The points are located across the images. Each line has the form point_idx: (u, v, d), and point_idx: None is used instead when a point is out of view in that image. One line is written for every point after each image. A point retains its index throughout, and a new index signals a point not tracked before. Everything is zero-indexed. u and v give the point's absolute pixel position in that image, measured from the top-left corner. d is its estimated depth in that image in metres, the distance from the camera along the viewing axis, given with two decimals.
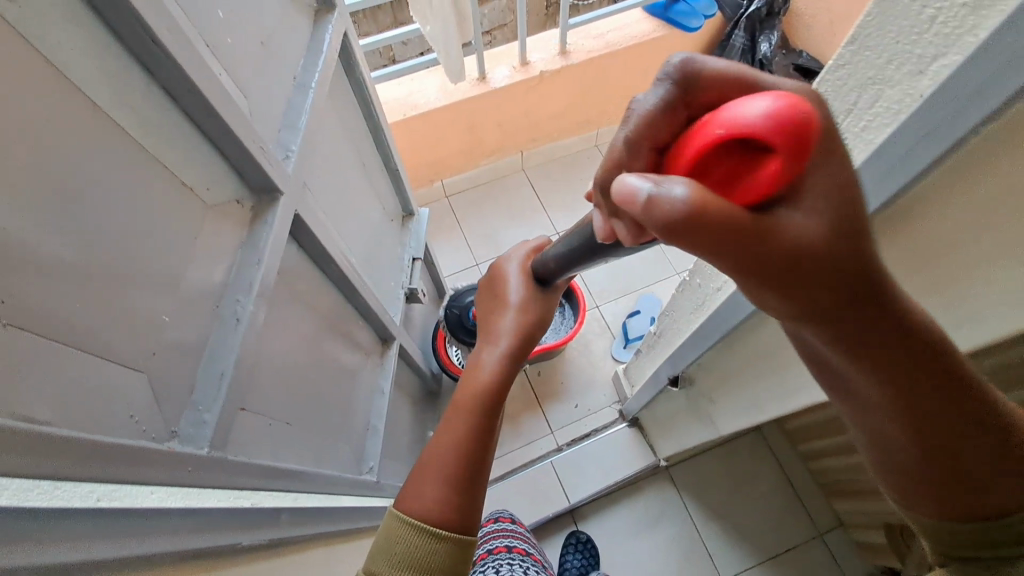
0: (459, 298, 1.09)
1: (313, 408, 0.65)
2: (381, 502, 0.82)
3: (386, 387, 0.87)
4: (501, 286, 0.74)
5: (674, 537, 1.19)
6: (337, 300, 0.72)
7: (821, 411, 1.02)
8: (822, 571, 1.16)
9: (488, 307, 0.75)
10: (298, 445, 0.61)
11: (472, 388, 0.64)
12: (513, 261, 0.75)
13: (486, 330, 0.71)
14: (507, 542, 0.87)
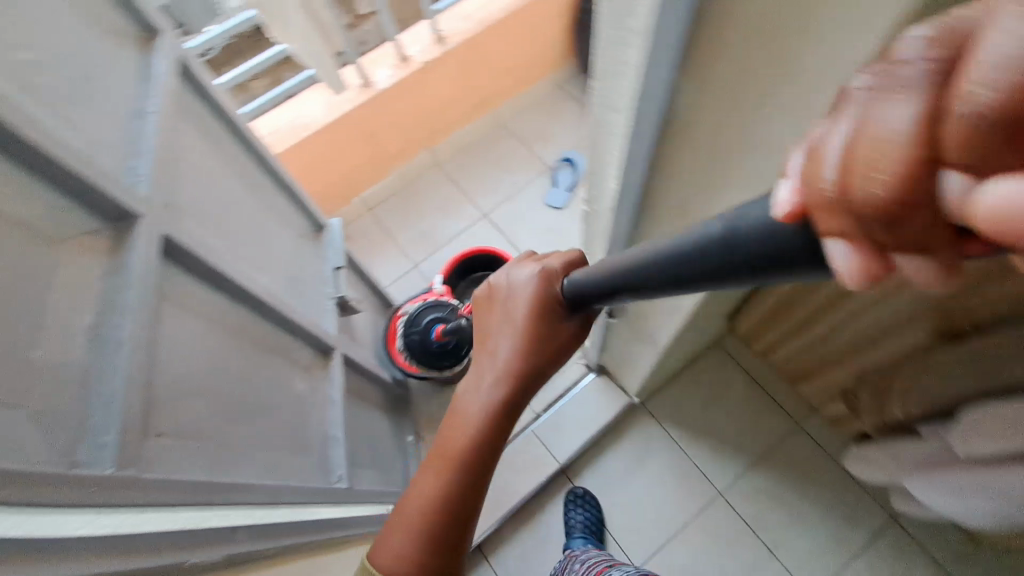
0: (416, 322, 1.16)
1: (252, 425, 0.65)
2: (353, 506, 0.83)
3: (337, 396, 0.87)
4: (506, 310, 0.59)
5: (664, 464, 1.23)
6: (258, 322, 0.73)
7: (760, 304, 1.07)
8: (808, 455, 1.21)
9: (491, 328, 0.62)
10: (245, 464, 0.61)
11: (458, 435, 0.59)
12: (530, 282, 0.58)
13: (480, 355, 0.62)
14: None
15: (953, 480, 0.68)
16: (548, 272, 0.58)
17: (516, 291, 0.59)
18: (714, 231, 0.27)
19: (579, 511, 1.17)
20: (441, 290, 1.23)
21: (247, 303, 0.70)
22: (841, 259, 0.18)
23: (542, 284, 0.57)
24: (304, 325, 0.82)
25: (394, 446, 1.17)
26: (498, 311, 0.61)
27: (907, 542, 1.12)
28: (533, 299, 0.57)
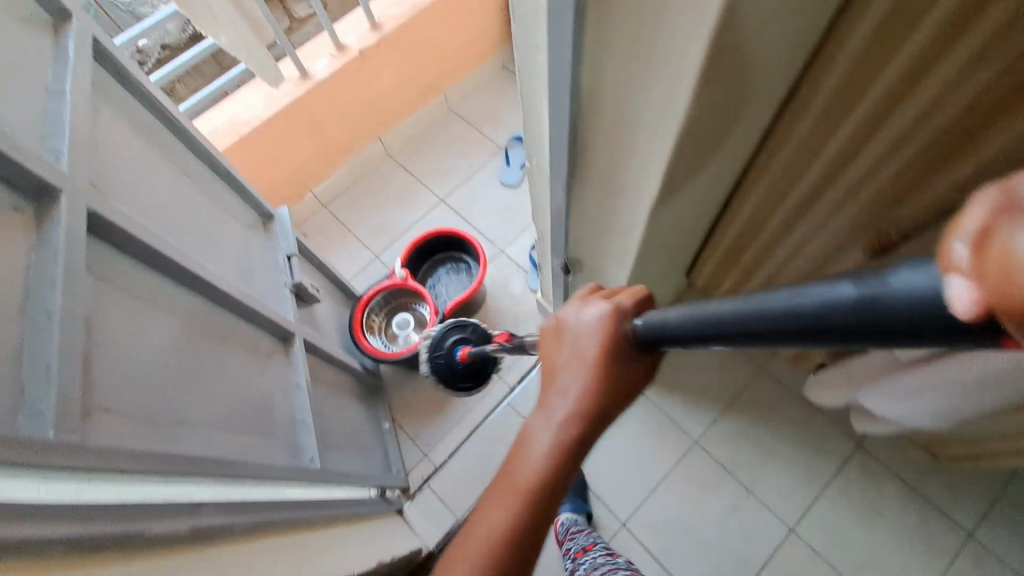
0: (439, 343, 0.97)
1: (205, 405, 0.66)
2: (328, 487, 0.83)
3: (302, 381, 0.87)
4: (574, 342, 0.50)
5: (639, 421, 1.26)
6: (202, 306, 0.72)
7: (712, 252, 1.11)
8: (776, 396, 1.25)
9: (551, 364, 0.51)
10: (194, 445, 0.61)
11: (514, 483, 0.47)
12: (603, 313, 0.49)
13: (541, 391, 0.51)
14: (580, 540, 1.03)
15: (902, 385, 0.71)
16: (621, 306, 0.50)
17: (585, 322, 0.50)
18: (848, 299, 0.22)
19: None
20: (402, 276, 1.24)
21: (186, 284, 0.70)
22: (957, 294, 0.15)
23: (617, 322, 0.49)
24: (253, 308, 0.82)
25: (369, 433, 1.17)
26: (563, 342, 0.51)
27: (875, 465, 1.17)
28: (604, 330, 0.49)
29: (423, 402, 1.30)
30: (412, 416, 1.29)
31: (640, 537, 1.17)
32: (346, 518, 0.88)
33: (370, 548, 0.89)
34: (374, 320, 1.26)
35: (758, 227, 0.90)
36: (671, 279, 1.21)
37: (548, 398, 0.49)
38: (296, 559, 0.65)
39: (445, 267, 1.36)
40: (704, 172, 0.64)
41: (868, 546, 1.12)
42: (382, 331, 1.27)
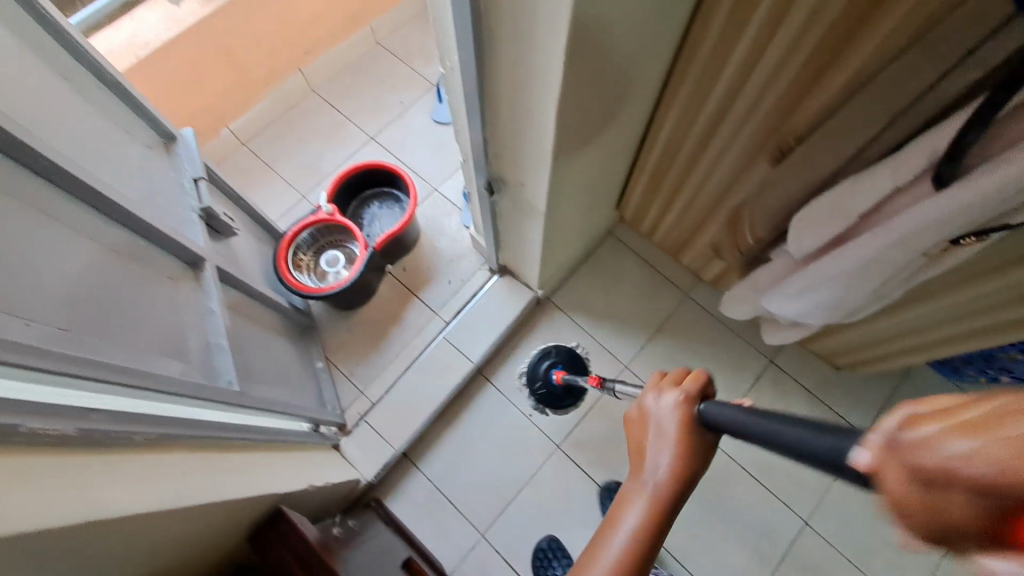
0: (535, 372, 1.24)
1: (98, 317, 0.63)
2: (247, 412, 0.81)
3: (215, 306, 0.84)
4: (655, 421, 0.53)
5: (573, 350, 1.30)
6: (89, 218, 0.67)
7: (637, 180, 1.13)
8: (699, 321, 1.32)
9: (638, 449, 0.54)
10: (87, 355, 0.57)
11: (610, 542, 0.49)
12: (678, 397, 0.53)
13: (629, 476, 0.53)
14: None
15: (796, 282, 0.77)
16: (690, 391, 0.53)
17: (663, 408, 0.53)
18: (796, 438, 0.35)
19: None
20: (329, 211, 1.19)
21: (63, 188, 0.63)
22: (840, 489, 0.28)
23: (685, 401, 0.53)
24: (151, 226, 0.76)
25: (300, 371, 1.14)
26: (648, 424, 0.54)
27: (785, 378, 1.27)
28: (683, 410, 0.52)
29: (358, 340, 1.28)
30: (347, 355, 1.27)
31: (572, 457, 1.21)
32: (271, 444, 0.87)
33: (299, 473, 0.88)
34: (302, 258, 1.22)
35: (677, 149, 0.92)
36: (603, 210, 1.23)
37: (637, 472, 0.52)
38: (205, 472, 0.65)
39: (377, 203, 1.32)
40: (615, 87, 0.67)
41: (776, 450, 1.23)
42: (311, 269, 1.23)
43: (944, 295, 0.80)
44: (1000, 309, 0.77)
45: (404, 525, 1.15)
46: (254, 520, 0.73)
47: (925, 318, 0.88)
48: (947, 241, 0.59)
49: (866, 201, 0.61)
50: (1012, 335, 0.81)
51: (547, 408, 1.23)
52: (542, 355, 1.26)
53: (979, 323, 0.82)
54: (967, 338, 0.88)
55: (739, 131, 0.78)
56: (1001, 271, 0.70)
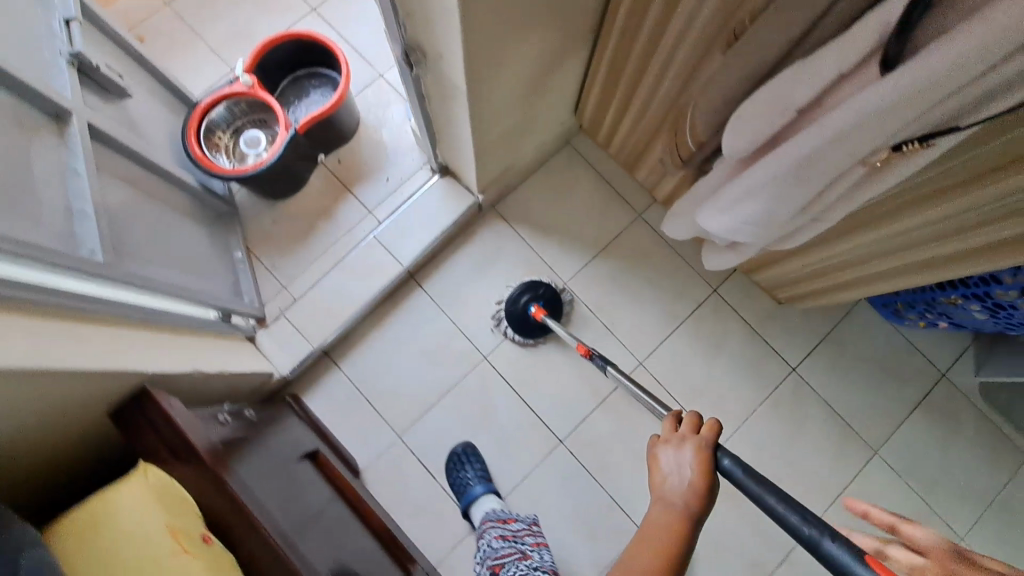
0: (516, 302, 1.18)
1: None
2: (118, 288, 0.75)
3: (82, 168, 0.75)
4: (675, 461, 0.67)
5: (514, 263, 1.23)
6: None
7: (593, 77, 1.01)
8: (648, 243, 1.25)
9: (659, 484, 0.67)
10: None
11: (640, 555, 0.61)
12: (693, 444, 0.67)
13: (658, 506, 0.65)
14: (498, 526, 1.02)
15: (729, 193, 0.70)
16: (705, 440, 0.67)
17: (683, 455, 0.67)
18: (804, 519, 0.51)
19: None
20: (248, 84, 1.05)
21: None
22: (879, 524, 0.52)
23: (701, 448, 0.67)
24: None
25: (213, 258, 1.06)
26: (669, 463, 0.68)
27: (725, 308, 1.24)
28: (698, 456, 0.66)
29: (283, 232, 1.19)
30: (270, 247, 1.18)
31: (501, 370, 1.19)
32: (154, 326, 0.81)
33: (192, 358, 0.83)
34: (220, 138, 1.10)
35: (634, 34, 0.80)
36: (556, 111, 1.11)
37: (663, 502, 0.65)
38: (51, 340, 0.58)
39: (314, 86, 1.17)
40: None
41: (703, 377, 1.22)
42: (229, 152, 1.11)
43: (897, 220, 0.73)
44: (951, 238, 0.71)
45: (321, 422, 1.14)
46: (118, 396, 0.68)
47: (876, 248, 0.82)
48: (887, 145, 0.52)
49: (808, 91, 0.52)
50: (962, 268, 0.75)
51: (512, 330, 1.18)
52: (535, 285, 1.19)
53: (930, 254, 0.76)
54: (914, 271, 0.82)
55: (694, 10, 0.66)
56: (956, 191, 0.63)
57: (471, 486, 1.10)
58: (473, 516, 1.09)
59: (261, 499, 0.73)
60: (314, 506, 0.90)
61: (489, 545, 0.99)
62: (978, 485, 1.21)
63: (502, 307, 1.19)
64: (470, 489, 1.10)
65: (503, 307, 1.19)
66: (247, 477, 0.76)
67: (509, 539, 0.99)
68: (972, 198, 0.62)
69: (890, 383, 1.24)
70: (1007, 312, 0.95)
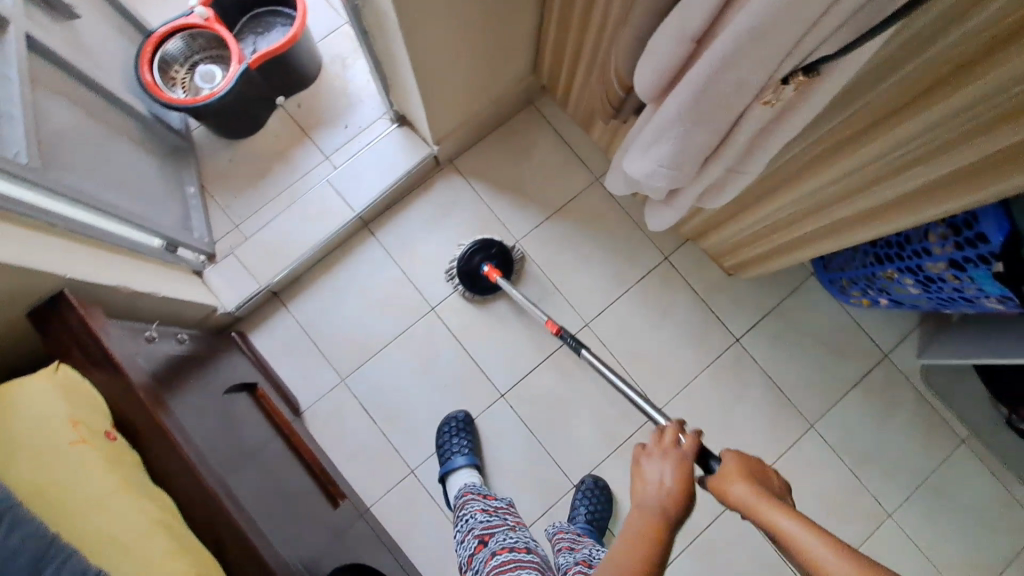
0: (467, 261, 1.17)
1: None
2: (45, 194, 0.77)
3: (14, 75, 0.75)
4: (661, 470, 0.67)
5: (468, 217, 1.24)
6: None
7: (546, 30, 1.02)
8: (603, 207, 1.26)
9: (639, 489, 0.66)
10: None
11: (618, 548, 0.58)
12: (674, 457, 0.68)
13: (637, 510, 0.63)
14: (481, 503, 0.99)
15: (645, 135, 0.71)
16: (684, 453, 0.69)
17: (660, 465, 0.68)
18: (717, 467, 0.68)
19: (586, 502, 1.12)
20: (203, 16, 1.07)
21: None
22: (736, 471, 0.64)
23: (678, 461, 0.68)
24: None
25: (162, 189, 1.07)
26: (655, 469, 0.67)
27: (674, 276, 1.26)
28: (677, 468, 0.67)
29: (239, 172, 1.20)
30: (224, 185, 1.20)
31: (447, 321, 1.20)
32: (84, 238, 0.82)
33: (123, 274, 0.85)
34: (176, 73, 1.11)
35: None
36: (514, 65, 1.11)
37: (642, 505, 0.63)
38: None
39: (279, 24, 1.17)
40: None
41: (647, 342, 1.24)
42: (186, 87, 1.12)
43: (820, 171, 0.73)
44: (874, 188, 0.71)
45: (266, 362, 1.16)
46: (37, 299, 0.69)
47: (807, 203, 0.81)
48: (777, 74, 0.53)
49: (702, 14, 0.52)
50: (887, 222, 0.75)
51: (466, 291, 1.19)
52: (483, 246, 1.18)
53: (858, 208, 0.75)
54: (845, 228, 0.82)
55: None
56: (871, 132, 0.63)
57: (454, 455, 1.11)
58: (451, 484, 1.10)
59: (179, 416, 0.74)
60: (243, 431, 0.92)
61: (473, 519, 0.94)
62: (911, 463, 1.23)
63: (452, 265, 1.18)
64: (451, 459, 1.11)
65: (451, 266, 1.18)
66: (170, 393, 0.78)
67: (491, 513, 0.95)
68: (885, 140, 0.62)
69: (832, 359, 1.26)
70: (938, 286, 0.95)
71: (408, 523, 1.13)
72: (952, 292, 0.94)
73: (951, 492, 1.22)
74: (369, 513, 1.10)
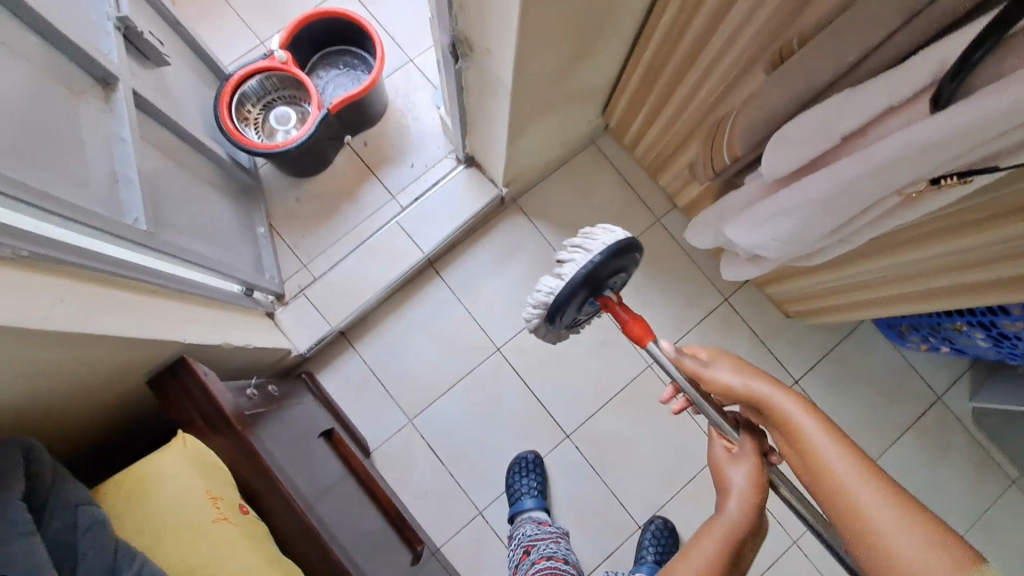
0: (592, 280, 0.72)
1: None
2: (160, 257, 0.78)
3: (128, 135, 0.77)
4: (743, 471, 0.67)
5: (533, 258, 1.24)
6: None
7: (626, 82, 1.03)
8: (664, 249, 1.27)
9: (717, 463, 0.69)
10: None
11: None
12: (754, 456, 0.67)
13: (718, 481, 0.68)
14: (532, 521, 1.08)
15: (757, 212, 0.72)
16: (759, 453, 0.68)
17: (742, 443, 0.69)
18: None
19: (654, 542, 1.13)
20: (283, 59, 1.05)
21: None
22: None
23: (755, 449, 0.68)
24: (26, 5, 0.64)
25: (239, 233, 1.08)
26: (740, 467, 0.67)
27: (734, 317, 1.27)
28: (754, 468, 0.66)
29: (307, 212, 1.21)
30: (293, 225, 1.20)
31: (513, 361, 1.21)
32: (187, 296, 0.82)
33: (219, 329, 0.85)
34: (249, 111, 1.10)
35: (679, 38, 0.82)
36: (585, 113, 1.13)
37: (738, 508, 0.63)
38: (91, 304, 0.60)
39: (352, 66, 1.18)
40: None
41: None
42: (258, 126, 1.12)
43: (932, 246, 0.74)
44: (980, 267, 0.72)
45: (333, 400, 1.16)
46: (155, 365, 0.70)
47: (904, 270, 0.83)
48: (926, 178, 0.54)
49: (849, 122, 0.55)
50: (979, 298, 0.78)
51: (558, 300, 0.72)
52: (637, 261, 0.76)
53: (962, 280, 0.77)
54: (933, 296, 0.85)
55: (756, 11, 0.66)
56: (988, 224, 0.65)
57: (523, 498, 1.11)
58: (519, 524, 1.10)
59: (296, 483, 0.75)
60: (329, 482, 0.92)
61: (523, 532, 1.05)
62: (965, 504, 1.25)
63: (570, 274, 0.71)
64: (521, 500, 1.11)
65: (571, 274, 0.70)
66: (278, 455, 0.78)
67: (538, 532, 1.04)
68: (1001, 231, 0.64)
69: (886, 402, 1.28)
70: (1011, 342, 0.97)
71: (474, 562, 1.14)
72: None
73: (1005, 534, 1.24)
74: (440, 552, 1.11)
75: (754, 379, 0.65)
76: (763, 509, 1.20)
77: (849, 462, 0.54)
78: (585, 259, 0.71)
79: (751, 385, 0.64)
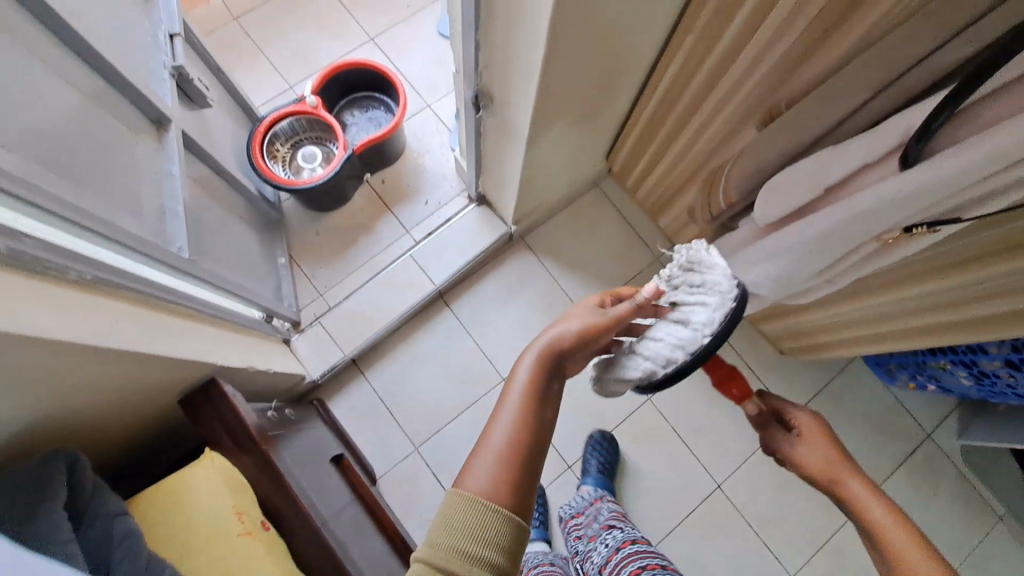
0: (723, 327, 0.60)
1: (58, 150, 0.63)
2: (197, 283, 0.83)
3: (176, 170, 0.84)
4: (583, 320, 0.62)
5: (537, 292, 1.30)
6: (29, 29, 0.62)
7: (630, 131, 1.12)
8: None
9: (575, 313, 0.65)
10: (21, 168, 0.55)
11: (505, 422, 0.54)
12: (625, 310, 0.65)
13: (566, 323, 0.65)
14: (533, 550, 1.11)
15: (752, 253, 0.79)
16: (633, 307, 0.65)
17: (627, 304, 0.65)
18: None
19: (596, 455, 1.19)
20: (313, 103, 1.14)
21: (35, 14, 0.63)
22: None
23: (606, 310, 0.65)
24: (101, 56, 0.72)
25: (262, 262, 1.14)
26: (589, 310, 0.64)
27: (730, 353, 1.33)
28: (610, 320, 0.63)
29: (324, 244, 1.27)
30: (311, 256, 1.26)
31: None
32: (218, 321, 0.87)
33: (245, 354, 0.90)
34: (278, 149, 1.18)
35: (679, 96, 0.91)
36: (590, 158, 1.21)
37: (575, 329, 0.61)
38: (143, 326, 0.65)
39: (375, 111, 1.27)
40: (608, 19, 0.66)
41: (710, 419, 1.27)
42: (286, 163, 1.20)
43: (914, 287, 0.80)
44: (960, 307, 0.78)
45: (343, 427, 1.20)
46: (190, 384, 0.74)
47: (891, 308, 0.89)
48: (900, 226, 0.61)
49: (832, 176, 0.62)
50: (962, 337, 0.83)
51: (688, 361, 0.58)
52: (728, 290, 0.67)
53: (944, 319, 0.82)
54: (919, 335, 0.90)
55: (750, 77, 0.75)
56: (963, 267, 0.71)
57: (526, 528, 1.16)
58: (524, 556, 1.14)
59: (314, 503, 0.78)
60: (340, 505, 0.94)
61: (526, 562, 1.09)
62: (959, 543, 1.27)
63: (706, 330, 0.58)
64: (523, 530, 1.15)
65: (709, 330, 0.58)
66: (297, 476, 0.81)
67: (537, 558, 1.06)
68: (976, 274, 0.70)
69: (877, 439, 1.32)
70: (990, 379, 1.03)
71: None
72: (1004, 387, 1.01)
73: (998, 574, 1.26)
74: None
75: (845, 474, 0.61)
76: (760, 544, 1.21)
77: (923, 558, 0.51)
78: (715, 304, 0.59)
79: (828, 461, 0.62)
